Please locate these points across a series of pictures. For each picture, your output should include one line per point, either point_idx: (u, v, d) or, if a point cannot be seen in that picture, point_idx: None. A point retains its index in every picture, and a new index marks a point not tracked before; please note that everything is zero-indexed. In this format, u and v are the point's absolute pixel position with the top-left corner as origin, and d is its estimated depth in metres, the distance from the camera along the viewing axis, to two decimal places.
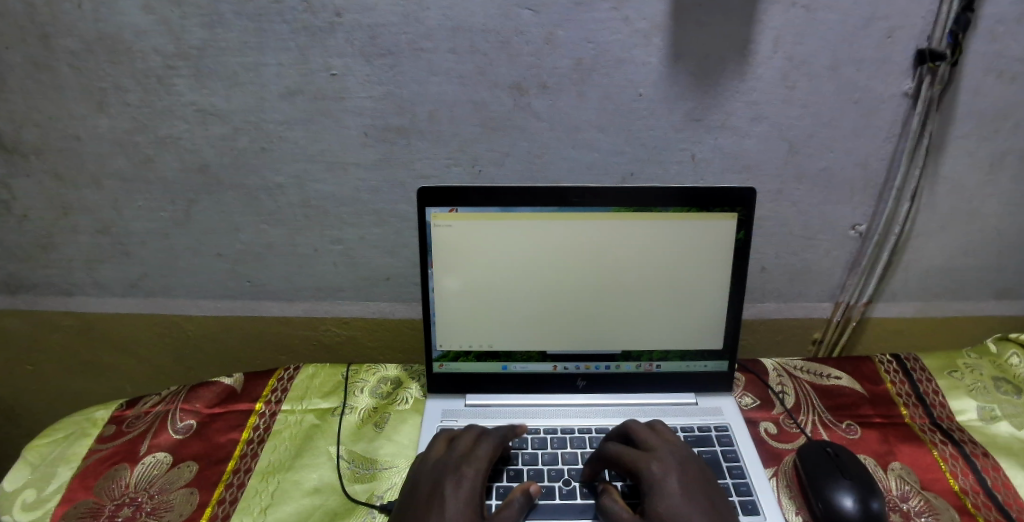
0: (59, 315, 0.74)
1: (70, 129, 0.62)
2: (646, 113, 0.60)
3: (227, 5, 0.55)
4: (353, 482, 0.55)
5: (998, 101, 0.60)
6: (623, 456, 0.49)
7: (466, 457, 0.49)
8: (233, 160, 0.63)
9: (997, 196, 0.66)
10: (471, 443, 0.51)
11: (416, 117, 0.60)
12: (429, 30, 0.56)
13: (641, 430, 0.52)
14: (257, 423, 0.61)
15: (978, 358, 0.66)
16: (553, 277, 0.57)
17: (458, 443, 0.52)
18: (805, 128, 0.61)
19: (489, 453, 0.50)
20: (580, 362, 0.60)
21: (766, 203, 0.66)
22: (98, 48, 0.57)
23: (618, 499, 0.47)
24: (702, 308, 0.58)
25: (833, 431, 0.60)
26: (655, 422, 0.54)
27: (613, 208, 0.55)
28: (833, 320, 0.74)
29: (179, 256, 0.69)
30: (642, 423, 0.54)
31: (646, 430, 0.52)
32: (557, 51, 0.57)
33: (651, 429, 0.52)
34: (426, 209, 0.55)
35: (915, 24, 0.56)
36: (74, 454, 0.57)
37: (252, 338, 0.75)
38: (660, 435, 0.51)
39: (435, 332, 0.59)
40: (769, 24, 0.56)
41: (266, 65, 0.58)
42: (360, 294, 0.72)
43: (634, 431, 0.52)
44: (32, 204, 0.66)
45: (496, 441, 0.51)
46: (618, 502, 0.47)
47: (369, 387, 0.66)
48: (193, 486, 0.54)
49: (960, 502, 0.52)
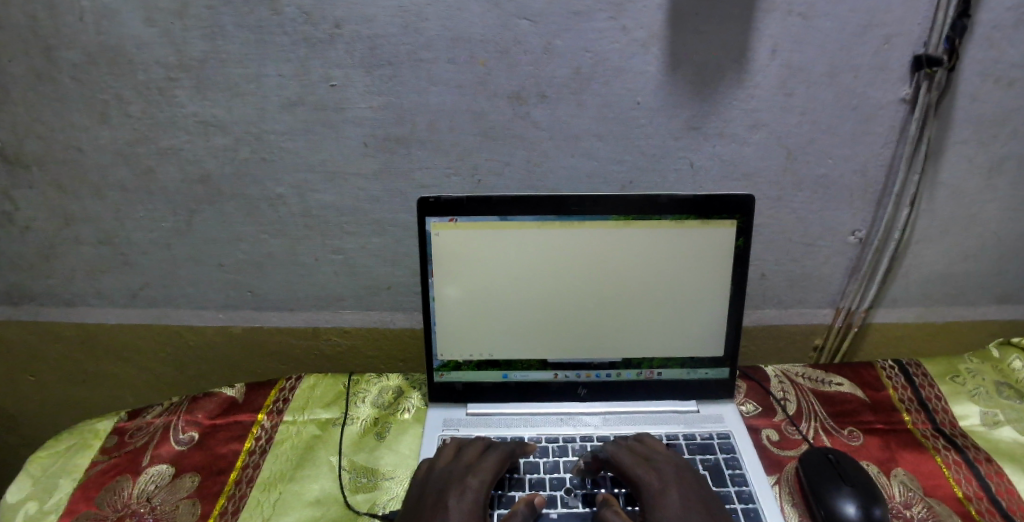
0: (61, 325, 0.74)
1: (72, 141, 0.62)
2: (644, 121, 0.60)
3: (228, 17, 0.56)
4: (354, 492, 0.55)
5: (995, 107, 0.60)
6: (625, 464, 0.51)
7: (472, 468, 0.50)
8: (234, 171, 0.63)
9: (996, 201, 0.66)
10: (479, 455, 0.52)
11: (417, 126, 0.60)
12: (428, 40, 0.57)
13: (632, 445, 0.54)
14: (258, 434, 0.61)
15: (979, 363, 0.66)
16: (553, 285, 0.57)
17: (465, 452, 0.52)
18: (804, 134, 0.61)
19: (495, 466, 0.50)
20: (580, 371, 0.60)
21: (766, 210, 0.66)
22: (101, 60, 0.58)
23: (618, 510, 0.48)
24: (702, 315, 0.59)
25: (836, 438, 0.60)
26: (642, 436, 0.56)
27: (613, 215, 0.55)
28: (834, 325, 0.74)
29: (180, 265, 0.69)
30: (634, 437, 0.56)
31: (636, 443, 0.54)
32: (557, 60, 0.58)
33: (640, 442, 0.54)
34: (426, 218, 0.55)
35: (912, 30, 0.57)
36: (76, 466, 0.57)
37: (252, 348, 0.75)
38: (650, 447, 0.54)
39: (436, 342, 0.59)
40: (767, 32, 0.56)
41: (267, 76, 0.58)
42: (361, 303, 0.72)
43: (625, 445, 0.54)
44: (34, 215, 0.67)
45: (505, 453, 0.52)
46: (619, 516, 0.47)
47: (370, 396, 0.65)
48: (195, 497, 0.54)
49: (963, 509, 0.52)
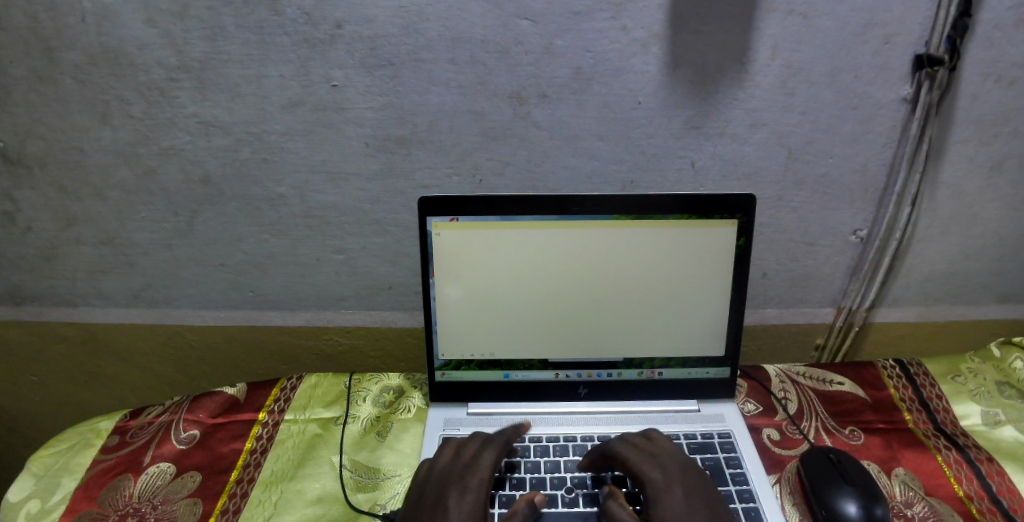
0: (62, 325, 0.74)
1: (74, 141, 0.62)
2: (645, 121, 0.60)
3: (228, 18, 0.56)
4: (356, 492, 0.55)
5: (996, 106, 0.60)
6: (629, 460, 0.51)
7: (472, 468, 0.50)
8: (235, 172, 0.63)
9: (997, 200, 0.66)
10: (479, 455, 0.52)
11: (417, 127, 0.61)
12: (429, 41, 0.57)
13: (637, 441, 0.53)
14: (260, 433, 0.61)
15: (980, 363, 0.66)
16: (554, 285, 0.57)
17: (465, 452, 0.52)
18: (804, 134, 0.61)
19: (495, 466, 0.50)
20: (581, 370, 0.60)
21: (766, 210, 0.66)
22: (102, 61, 0.58)
23: (624, 503, 0.48)
24: (702, 315, 0.59)
25: (837, 437, 0.60)
26: (650, 432, 0.55)
27: (613, 215, 0.55)
28: (835, 324, 0.74)
29: (181, 266, 0.70)
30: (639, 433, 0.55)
31: (642, 438, 0.54)
32: (557, 60, 0.58)
33: (647, 439, 0.54)
34: (427, 218, 0.55)
35: (913, 30, 0.57)
36: (77, 465, 0.57)
37: (254, 349, 0.75)
38: (656, 444, 0.53)
39: (436, 342, 0.59)
40: (767, 32, 0.57)
41: (267, 77, 0.58)
42: (362, 303, 0.72)
43: (631, 441, 0.53)
44: (36, 215, 0.67)
45: (501, 446, 0.52)
46: (625, 509, 0.47)
47: (371, 396, 0.66)
48: (196, 496, 0.54)
49: (964, 509, 0.52)
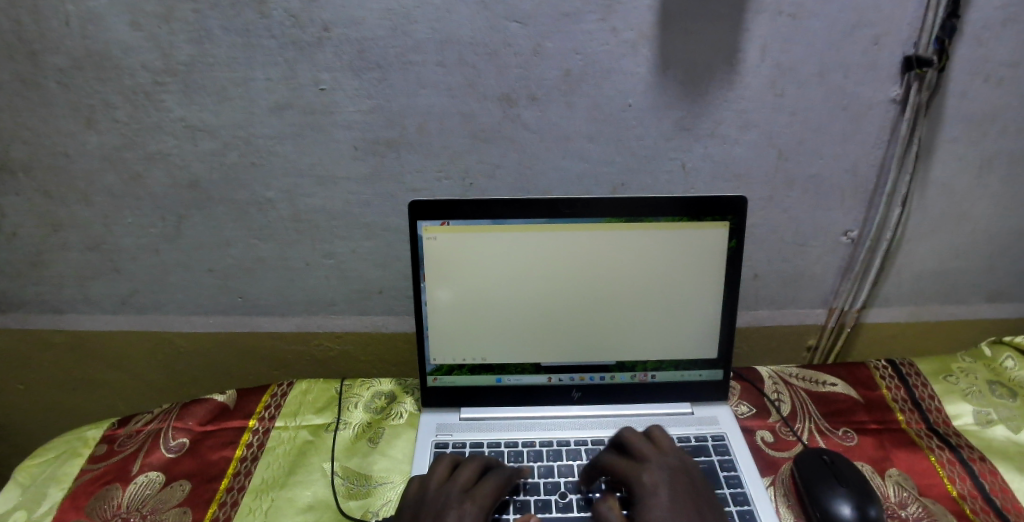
0: (49, 333, 0.73)
1: (59, 146, 0.61)
2: (635, 123, 0.60)
3: (214, 21, 0.55)
4: (348, 498, 0.54)
5: (984, 106, 0.61)
6: (616, 466, 0.50)
7: (470, 493, 0.48)
8: (222, 176, 0.63)
9: (986, 199, 0.66)
10: (474, 475, 0.50)
11: (407, 129, 0.60)
12: (417, 43, 0.56)
13: (638, 440, 0.52)
14: (251, 440, 0.60)
15: (972, 362, 0.66)
16: (546, 288, 0.57)
17: (460, 472, 0.50)
18: (794, 135, 0.61)
19: (492, 492, 0.48)
20: (574, 374, 0.60)
21: (757, 210, 0.66)
22: (86, 64, 0.57)
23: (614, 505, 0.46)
24: (695, 316, 0.58)
25: (830, 439, 0.60)
26: (642, 430, 0.54)
27: (605, 218, 0.55)
28: (828, 325, 0.74)
29: (169, 271, 0.69)
30: (632, 432, 0.54)
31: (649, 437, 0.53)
32: (546, 62, 0.57)
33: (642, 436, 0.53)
34: (418, 222, 0.55)
35: (901, 30, 0.57)
36: (64, 475, 0.56)
37: (245, 355, 0.75)
38: (659, 445, 0.52)
39: (429, 346, 0.59)
40: (757, 32, 0.56)
41: (255, 79, 0.58)
42: (353, 307, 0.72)
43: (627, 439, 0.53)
44: (20, 222, 0.66)
45: (501, 473, 0.50)
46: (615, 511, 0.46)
47: (363, 401, 0.65)
48: (186, 505, 0.54)
49: (958, 508, 0.52)
